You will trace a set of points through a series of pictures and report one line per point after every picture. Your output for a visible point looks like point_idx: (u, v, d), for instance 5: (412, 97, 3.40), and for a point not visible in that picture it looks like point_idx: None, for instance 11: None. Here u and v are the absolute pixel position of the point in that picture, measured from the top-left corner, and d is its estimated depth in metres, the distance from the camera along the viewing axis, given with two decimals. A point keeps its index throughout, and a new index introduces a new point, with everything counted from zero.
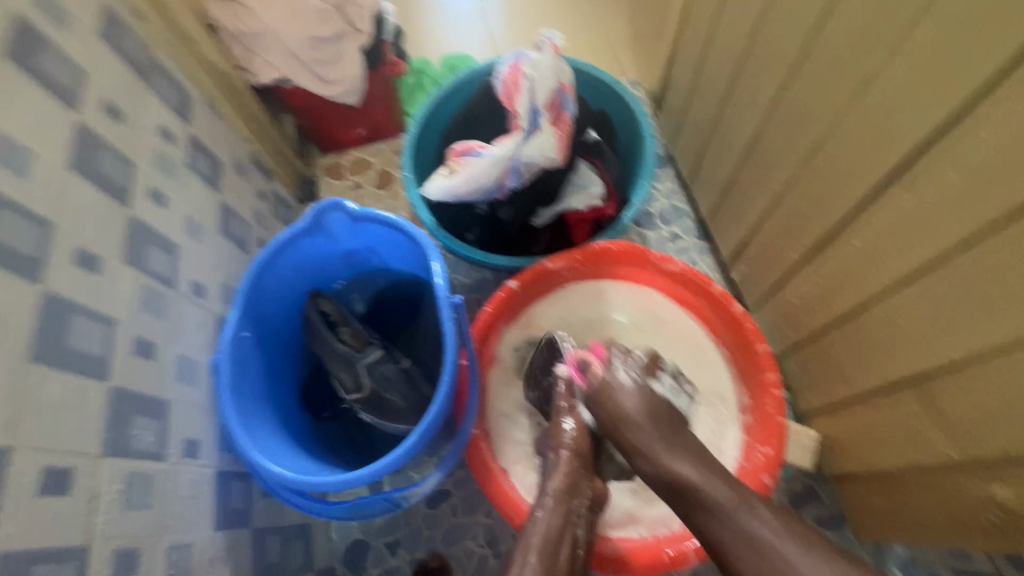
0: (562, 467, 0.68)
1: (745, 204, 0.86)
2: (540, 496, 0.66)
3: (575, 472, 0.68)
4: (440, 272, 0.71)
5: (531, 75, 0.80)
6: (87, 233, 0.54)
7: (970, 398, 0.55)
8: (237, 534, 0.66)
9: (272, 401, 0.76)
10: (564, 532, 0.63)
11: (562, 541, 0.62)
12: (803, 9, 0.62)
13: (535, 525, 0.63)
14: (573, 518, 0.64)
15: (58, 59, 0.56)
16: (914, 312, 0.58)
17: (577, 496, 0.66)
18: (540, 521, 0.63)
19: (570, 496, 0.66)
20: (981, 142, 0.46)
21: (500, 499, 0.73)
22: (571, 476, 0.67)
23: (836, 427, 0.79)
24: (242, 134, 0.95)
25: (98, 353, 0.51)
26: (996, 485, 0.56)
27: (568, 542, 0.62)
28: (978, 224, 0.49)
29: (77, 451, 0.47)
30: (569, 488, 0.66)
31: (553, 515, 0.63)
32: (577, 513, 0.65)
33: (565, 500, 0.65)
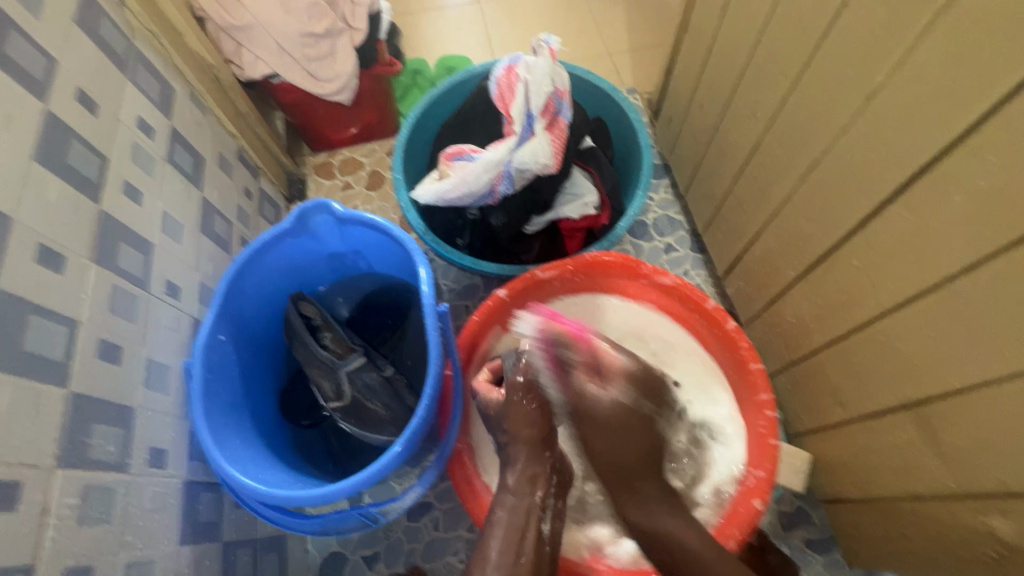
0: (524, 455, 0.66)
1: (741, 218, 0.84)
2: (502, 491, 0.65)
3: (538, 459, 0.66)
4: (427, 279, 0.69)
5: (526, 78, 0.78)
6: (50, 227, 0.51)
7: (969, 426, 0.53)
8: (205, 548, 0.63)
9: (248, 409, 0.73)
10: (527, 527, 0.61)
11: (525, 535, 0.61)
12: (804, 22, 0.61)
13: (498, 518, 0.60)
14: (537, 510, 0.63)
15: (26, 44, 0.53)
16: (913, 334, 0.57)
17: (541, 486, 0.65)
18: (500, 523, 0.61)
19: (532, 488, 0.64)
20: (988, 163, 0.45)
21: (466, 494, 0.72)
22: (531, 466, 0.66)
23: (829, 449, 0.77)
24: (228, 130, 0.93)
25: (57, 356, 0.48)
26: (995, 516, 0.54)
27: (531, 537, 0.61)
28: (983, 248, 0.47)
29: (27, 463, 0.44)
30: (530, 479, 0.65)
31: (513, 517, 0.62)
32: (540, 506, 0.64)
33: (527, 492, 0.64)
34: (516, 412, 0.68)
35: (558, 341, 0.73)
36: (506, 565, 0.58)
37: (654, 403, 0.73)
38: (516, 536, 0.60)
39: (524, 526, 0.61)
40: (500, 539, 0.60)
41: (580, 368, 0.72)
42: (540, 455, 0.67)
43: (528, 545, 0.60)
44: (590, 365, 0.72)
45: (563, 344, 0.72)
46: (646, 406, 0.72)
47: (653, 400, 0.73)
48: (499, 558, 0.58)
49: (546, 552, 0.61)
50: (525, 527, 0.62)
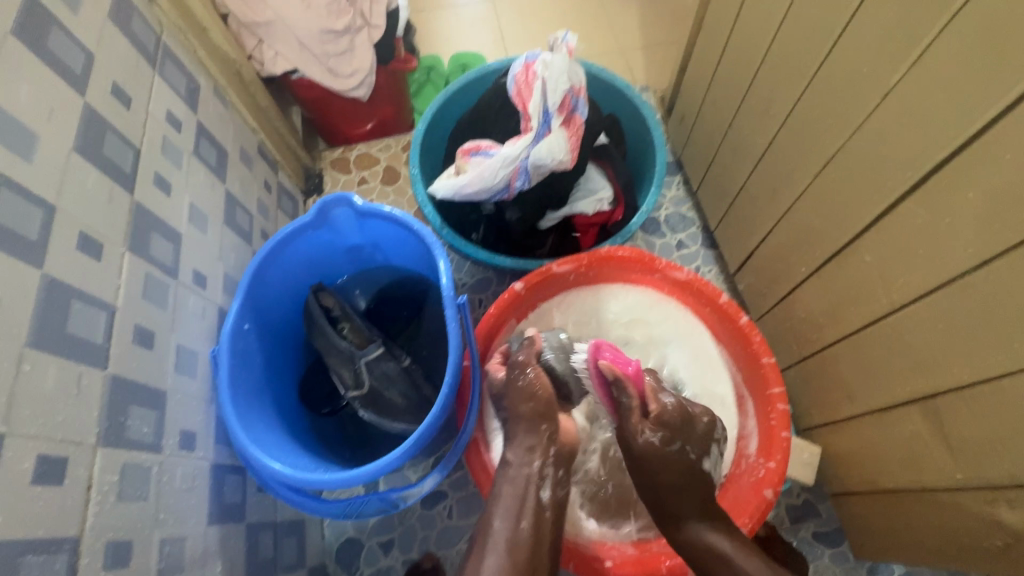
0: (523, 427, 0.69)
1: (753, 214, 0.85)
2: (503, 465, 0.67)
3: (535, 426, 0.68)
4: (446, 272, 0.70)
5: (543, 76, 0.80)
6: (89, 217, 0.53)
7: (978, 419, 0.55)
8: (230, 528, 0.65)
9: (270, 397, 0.75)
10: (523, 496, 0.63)
11: (523, 500, 0.63)
12: (820, 22, 0.62)
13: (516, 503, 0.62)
14: (535, 478, 0.65)
15: (67, 40, 0.55)
16: (924, 330, 0.58)
17: (539, 455, 0.66)
18: (502, 492, 0.64)
19: (531, 457, 0.66)
20: (1001, 161, 0.46)
21: (476, 467, 0.76)
22: (528, 438, 0.67)
23: (839, 443, 0.78)
24: (249, 125, 0.95)
25: (97, 340, 0.51)
26: (1002, 507, 0.55)
27: (527, 508, 0.62)
28: (996, 244, 0.48)
29: (71, 440, 0.46)
30: (529, 450, 0.67)
31: (514, 485, 0.64)
32: (540, 475, 0.65)
33: (527, 464, 0.66)
34: (512, 383, 0.72)
35: (612, 380, 0.69)
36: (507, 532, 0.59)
37: (702, 448, 0.69)
38: (516, 503, 0.62)
39: (524, 495, 0.63)
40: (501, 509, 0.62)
41: (636, 407, 0.68)
42: (537, 425, 0.68)
43: (526, 510, 0.62)
44: (642, 399, 0.69)
45: (618, 386, 0.69)
46: (691, 453, 0.68)
47: (700, 446, 0.69)
48: (501, 522, 0.60)
49: (546, 517, 0.62)
50: (522, 493, 0.63)
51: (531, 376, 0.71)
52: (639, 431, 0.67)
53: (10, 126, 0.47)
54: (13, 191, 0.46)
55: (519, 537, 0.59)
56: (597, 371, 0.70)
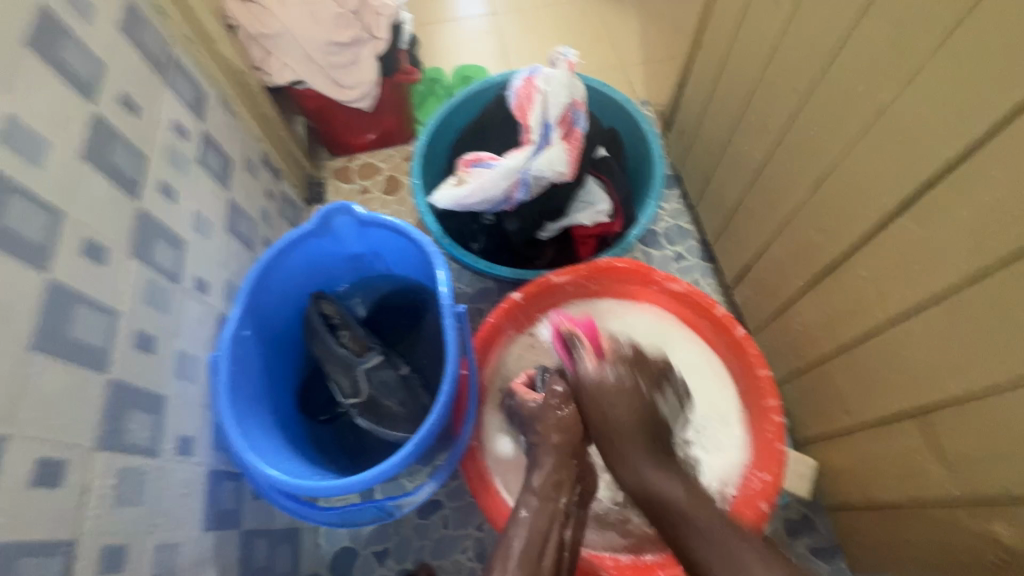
0: (555, 463, 0.69)
1: (750, 227, 0.86)
2: (525, 493, 0.67)
3: (567, 468, 0.69)
4: (445, 281, 0.71)
5: (544, 90, 0.81)
6: (95, 222, 0.54)
7: (971, 433, 0.55)
8: (225, 535, 0.65)
9: (268, 403, 0.75)
10: (549, 533, 0.62)
11: (548, 538, 0.62)
12: (817, 40, 0.63)
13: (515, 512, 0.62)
14: (560, 516, 0.65)
15: (79, 50, 0.57)
16: (918, 343, 0.58)
17: (565, 494, 0.67)
18: (524, 521, 0.62)
19: (557, 493, 0.66)
20: (993, 179, 0.46)
21: (487, 504, 0.73)
22: (556, 473, 0.68)
23: (835, 457, 0.78)
24: (254, 134, 0.96)
25: (98, 344, 0.51)
26: (997, 522, 0.55)
27: (552, 544, 0.61)
28: (988, 259, 0.49)
29: (71, 443, 0.46)
30: (555, 483, 0.67)
31: (538, 518, 0.63)
32: (563, 510, 0.65)
33: (551, 497, 0.66)
34: (550, 415, 0.72)
35: (569, 338, 0.76)
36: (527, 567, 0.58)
37: (653, 384, 0.75)
38: (539, 540, 0.61)
39: (547, 531, 0.62)
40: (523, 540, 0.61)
41: (589, 352, 0.74)
42: (568, 462, 0.69)
43: (548, 547, 0.61)
44: (594, 347, 0.75)
45: (571, 341, 0.75)
46: (643, 386, 0.73)
47: (652, 380, 0.75)
48: (522, 552, 0.59)
49: (564, 557, 0.62)
50: (547, 530, 0.63)
51: (564, 417, 0.72)
52: (588, 367, 0.73)
53: (22, 133, 0.48)
54: (22, 197, 0.47)
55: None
56: (557, 332, 0.76)
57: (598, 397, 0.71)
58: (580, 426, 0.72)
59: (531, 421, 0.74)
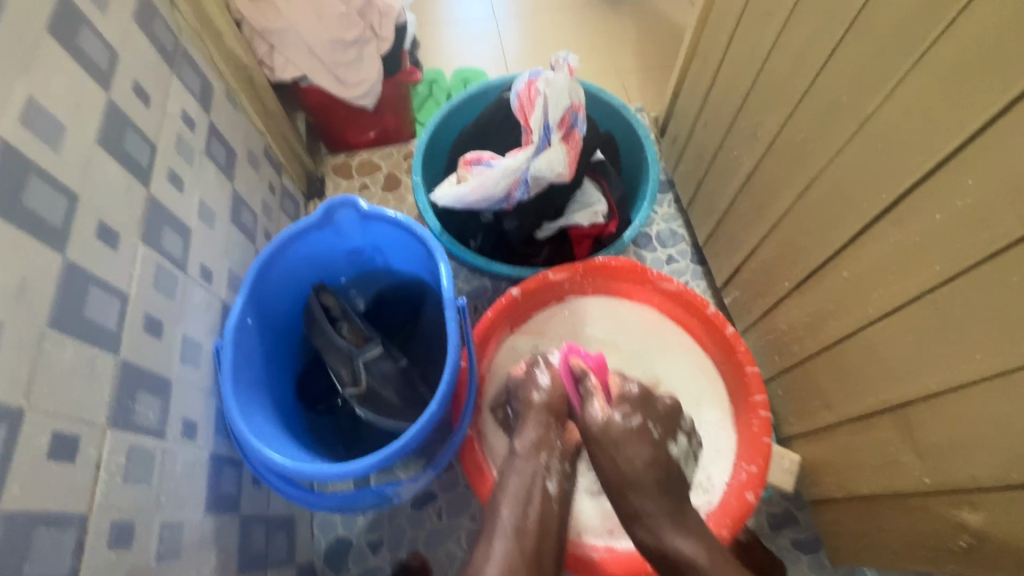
0: (533, 424, 0.74)
1: (740, 231, 0.89)
2: (511, 455, 0.73)
3: (545, 427, 0.74)
4: (446, 274, 0.74)
5: (545, 93, 0.83)
6: (109, 207, 0.56)
7: (944, 425, 0.58)
8: (225, 518, 0.66)
9: (269, 392, 0.77)
10: (533, 486, 0.69)
11: (532, 490, 0.68)
12: (806, 53, 0.66)
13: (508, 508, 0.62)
14: (542, 471, 0.70)
15: (94, 37, 0.58)
16: (896, 342, 0.62)
17: (546, 450, 0.72)
18: (508, 483, 0.69)
19: (538, 452, 0.72)
20: (967, 188, 0.50)
21: (472, 471, 0.78)
22: (538, 432, 0.73)
23: (817, 451, 0.81)
24: (257, 127, 0.97)
25: (111, 325, 0.52)
26: (966, 510, 0.58)
27: (536, 499, 0.68)
28: (960, 261, 0.52)
29: (84, 421, 0.47)
30: (540, 440, 0.73)
31: (521, 477, 0.70)
32: (548, 467, 0.71)
33: (534, 455, 0.71)
34: (531, 382, 0.77)
35: (580, 374, 0.78)
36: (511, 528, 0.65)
37: (664, 430, 0.76)
38: (524, 495, 0.68)
39: (531, 486, 0.69)
40: (509, 500, 0.68)
41: (597, 394, 0.77)
42: (546, 421, 0.74)
43: (534, 502, 0.68)
44: (603, 389, 0.78)
45: (581, 378, 0.77)
46: (655, 430, 0.74)
47: (663, 425, 0.76)
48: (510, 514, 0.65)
49: (553, 508, 0.68)
50: (530, 484, 0.69)
51: (543, 383, 0.77)
52: (597, 411, 0.74)
53: (42, 117, 0.49)
54: (43, 180, 0.48)
55: (527, 528, 0.65)
56: (565, 364, 0.79)
57: (598, 416, 0.74)
58: (559, 390, 0.76)
59: (515, 389, 0.80)
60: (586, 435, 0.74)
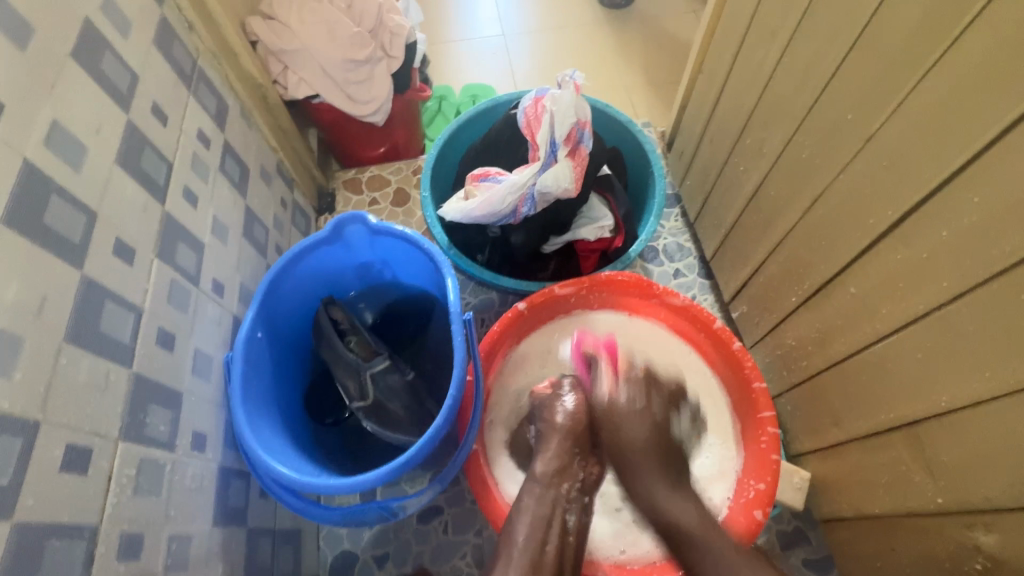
0: (557, 447, 0.74)
1: (747, 245, 0.89)
2: (529, 480, 0.72)
3: (568, 453, 0.74)
4: (453, 289, 0.74)
5: (552, 109, 0.84)
6: (126, 224, 0.57)
7: (955, 444, 0.57)
8: (232, 531, 0.66)
9: (277, 405, 0.78)
10: (553, 517, 0.69)
11: (551, 522, 0.68)
12: (811, 70, 0.67)
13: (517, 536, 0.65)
14: (562, 502, 0.70)
15: (116, 61, 0.60)
16: (905, 358, 0.61)
17: (568, 479, 0.72)
18: (527, 509, 0.68)
19: (561, 481, 0.72)
20: (974, 205, 0.50)
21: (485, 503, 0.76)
22: (558, 461, 0.73)
23: (827, 469, 0.80)
24: (270, 144, 0.99)
25: (126, 339, 0.54)
26: (981, 531, 0.57)
27: (556, 526, 0.68)
28: (969, 278, 0.52)
29: (97, 433, 0.48)
30: (560, 471, 0.72)
31: (541, 504, 0.69)
32: (566, 497, 0.71)
33: (556, 485, 0.71)
34: (556, 400, 0.79)
35: (589, 357, 0.85)
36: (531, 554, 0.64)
37: (671, 404, 0.81)
38: (542, 522, 0.67)
39: (551, 516, 0.68)
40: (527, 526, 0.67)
41: (607, 374, 0.82)
42: (569, 448, 0.74)
43: (552, 535, 0.67)
44: (612, 368, 0.83)
45: (592, 362, 0.84)
46: (656, 408, 0.79)
47: (668, 405, 0.81)
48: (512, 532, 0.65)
49: (569, 543, 0.68)
50: (550, 515, 0.69)
51: (569, 405, 0.78)
52: (603, 390, 0.80)
53: (64, 137, 0.51)
54: (63, 199, 0.50)
55: (545, 560, 0.64)
56: (579, 351, 0.86)
57: (603, 397, 0.79)
58: (582, 411, 0.77)
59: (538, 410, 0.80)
60: (607, 434, 0.77)
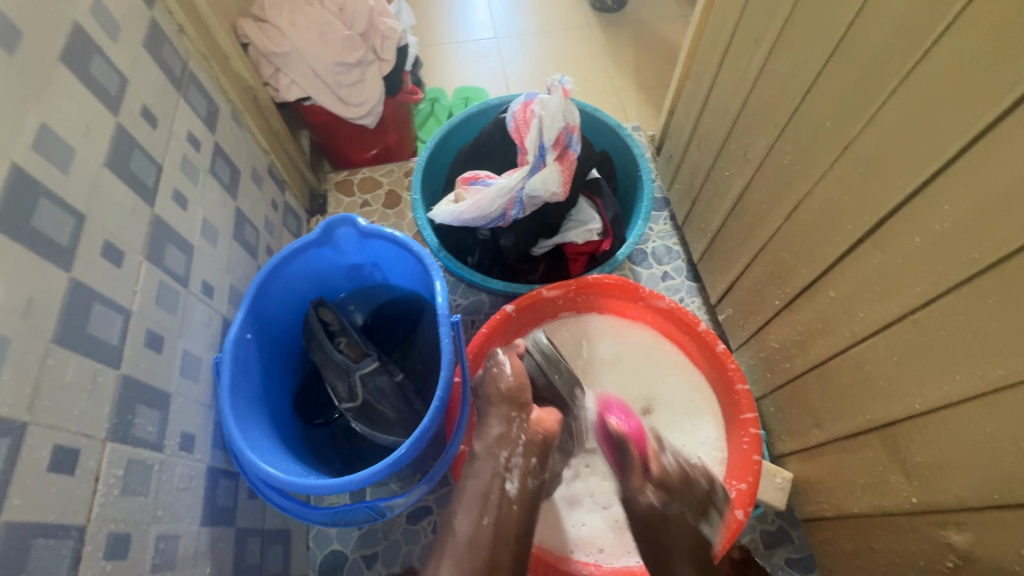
0: (499, 418, 0.70)
1: (732, 249, 0.91)
2: None
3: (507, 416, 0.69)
4: (441, 291, 0.75)
5: (540, 114, 0.85)
6: (115, 226, 0.58)
7: (928, 445, 0.59)
8: (221, 531, 0.67)
9: (266, 406, 0.78)
10: (490, 484, 0.65)
11: (489, 493, 0.64)
12: (793, 78, 0.69)
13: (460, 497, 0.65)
14: (502, 471, 0.65)
15: (105, 64, 0.61)
16: (881, 362, 0.62)
17: (507, 448, 0.67)
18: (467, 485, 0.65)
19: (499, 450, 0.67)
20: (945, 212, 0.51)
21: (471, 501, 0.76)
22: (498, 430, 0.69)
23: (808, 469, 0.81)
24: (261, 146, 1.00)
25: (114, 341, 0.54)
26: (953, 530, 0.58)
27: (494, 494, 0.64)
28: (942, 283, 0.53)
29: (85, 434, 0.49)
30: (504, 439, 0.68)
31: (480, 477, 0.65)
32: (508, 464, 0.66)
33: (495, 454, 0.67)
34: (491, 369, 0.75)
35: (615, 438, 0.74)
36: (469, 525, 0.62)
37: (699, 512, 0.72)
38: (480, 498, 0.64)
39: (489, 487, 0.64)
40: (466, 500, 0.64)
41: (638, 469, 0.72)
42: (509, 414, 0.70)
43: (491, 507, 0.63)
44: (641, 450, 0.74)
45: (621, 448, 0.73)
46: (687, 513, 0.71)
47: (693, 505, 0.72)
48: None
49: (512, 511, 0.63)
50: (488, 487, 0.64)
51: (507, 369, 0.74)
52: (637, 492, 0.71)
53: (52, 140, 0.52)
54: (50, 201, 0.50)
55: None
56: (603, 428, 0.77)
57: (643, 500, 0.71)
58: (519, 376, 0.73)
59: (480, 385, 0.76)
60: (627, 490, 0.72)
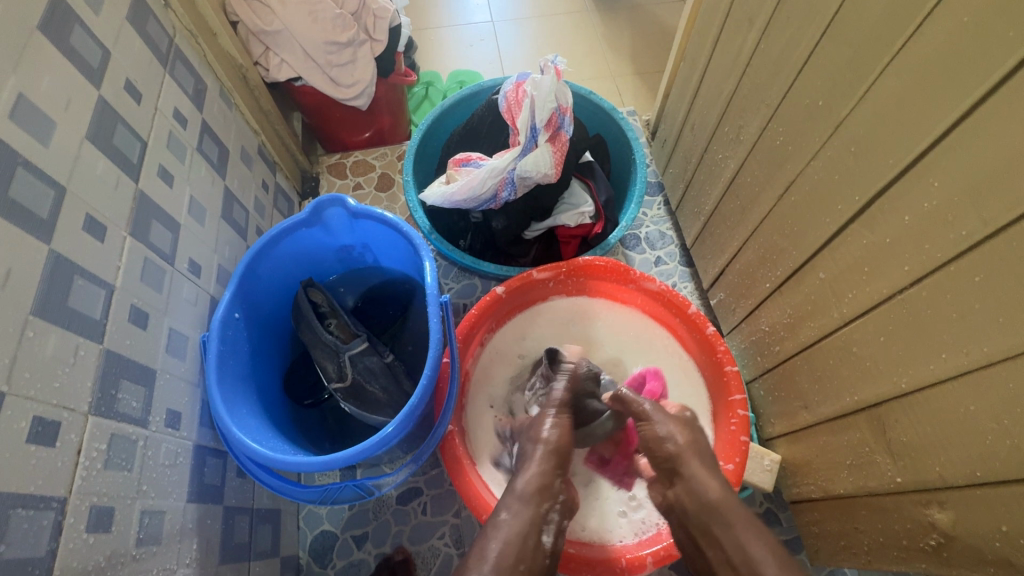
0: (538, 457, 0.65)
1: (724, 233, 0.90)
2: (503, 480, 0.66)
3: (551, 474, 0.65)
4: (431, 271, 0.75)
5: (532, 95, 0.84)
6: (97, 200, 0.57)
7: (914, 424, 0.59)
8: (209, 507, 0.67)
9: (255, 385, 0.78)
10: (530, 530, 0.58)
11: (527, 539, 0.57)
12: (786, 57, 0.68)
13: (492, 535, 0.57)
14: (541, 519, 0.59)
15: (86, 35, 0.59)
16: (869, 343, 0.62)
17: (548, 499, 0.62)
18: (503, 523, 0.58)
19: (540, 499, 0.61)
20: (934, 189, 0.51)
21: (463, 485, 0.76)
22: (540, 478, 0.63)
23: (796, 452, 0.82)
24: (251, 126, 0.99)
25: (96, 316, 0.54)
26: (935, 509, 0.59)
27: (535, 534, 0.58)
28: (929, 262, 0.53)
29: (67, 407, 0.49)
30: (541, 490, 0.62)
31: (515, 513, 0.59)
32: (546, 518, 0.60)
33: (535, 502, 0.61)
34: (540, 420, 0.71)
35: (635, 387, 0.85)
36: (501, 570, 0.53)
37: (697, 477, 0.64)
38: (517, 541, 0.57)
39: (526, 532, 0.57)
40: (502, 536, 0.57)
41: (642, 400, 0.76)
42: (551, 470, 0.65)
43: (529, 554, 0.56)
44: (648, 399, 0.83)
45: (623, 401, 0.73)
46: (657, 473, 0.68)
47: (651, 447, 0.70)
48: None
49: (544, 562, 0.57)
50: (528, 532, 0.58)
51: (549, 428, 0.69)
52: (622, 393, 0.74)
53: (31, 111, 0.51)
54: (29, 172, 0.49)
55: None
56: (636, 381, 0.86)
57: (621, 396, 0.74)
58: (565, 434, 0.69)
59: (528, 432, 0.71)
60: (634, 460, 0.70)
